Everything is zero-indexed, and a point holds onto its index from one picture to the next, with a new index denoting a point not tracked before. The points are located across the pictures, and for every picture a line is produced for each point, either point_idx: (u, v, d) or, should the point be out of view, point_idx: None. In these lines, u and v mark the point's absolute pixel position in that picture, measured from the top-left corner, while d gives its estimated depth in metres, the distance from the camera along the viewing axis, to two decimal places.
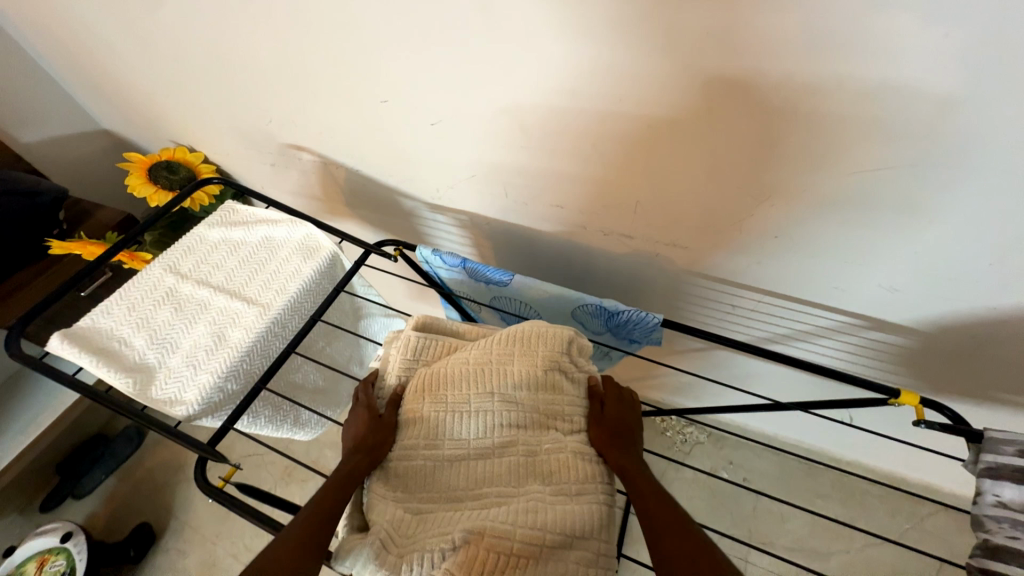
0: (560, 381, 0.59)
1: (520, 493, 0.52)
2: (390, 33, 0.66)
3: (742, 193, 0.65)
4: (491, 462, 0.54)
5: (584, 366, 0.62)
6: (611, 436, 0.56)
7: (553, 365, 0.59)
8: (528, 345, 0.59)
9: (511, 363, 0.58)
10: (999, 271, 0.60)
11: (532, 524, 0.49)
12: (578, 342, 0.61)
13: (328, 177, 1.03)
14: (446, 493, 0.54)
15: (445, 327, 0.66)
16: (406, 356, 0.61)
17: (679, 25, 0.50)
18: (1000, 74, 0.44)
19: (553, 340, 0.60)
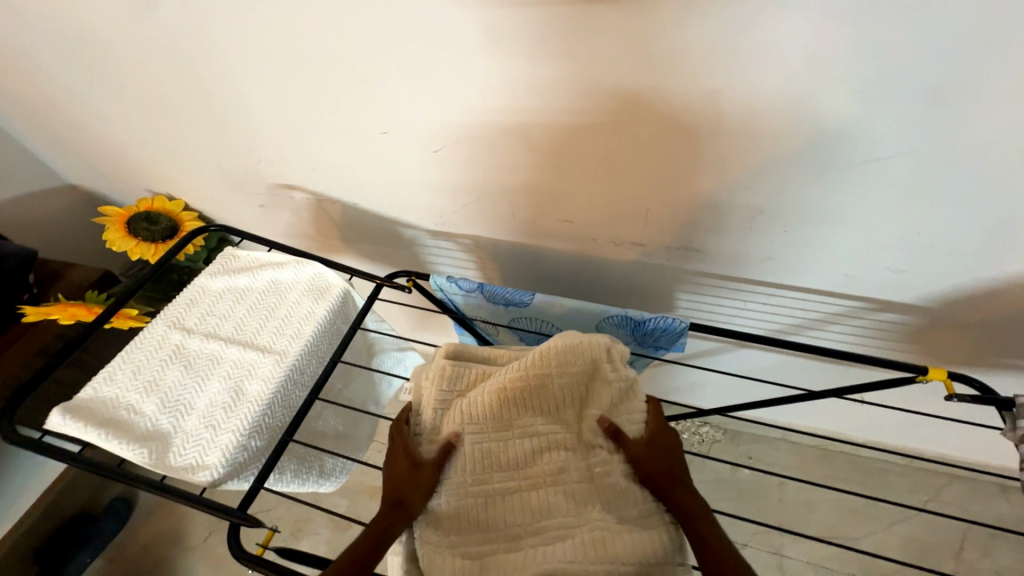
0: (601, 396, 0.57)
1: (583, 522, 0.50)
2: (387, 65, 0.66)
3: (751, 194, 0.67)
4: (545, 493, 0.53)
5: (623, 374, 0.59)
6: (660, 456, 0.54)
7: (590, 380, 0.58)
8: (563, 362, 0.57)
9: (550, 383, 0.57)
10: (999, 243, 0.63)
11: (601, 556, 0.47)
12: (615, 350, 0.59)
13: (322, 213, 1.01)
14: (502, 532, 0.51)
15: (473, 353, 0.64)
16: (440, 388, 0.59)
17: (683, 36, 0.52)
18: (991, 61, 0.47)
19: (588, 354, 0.58)
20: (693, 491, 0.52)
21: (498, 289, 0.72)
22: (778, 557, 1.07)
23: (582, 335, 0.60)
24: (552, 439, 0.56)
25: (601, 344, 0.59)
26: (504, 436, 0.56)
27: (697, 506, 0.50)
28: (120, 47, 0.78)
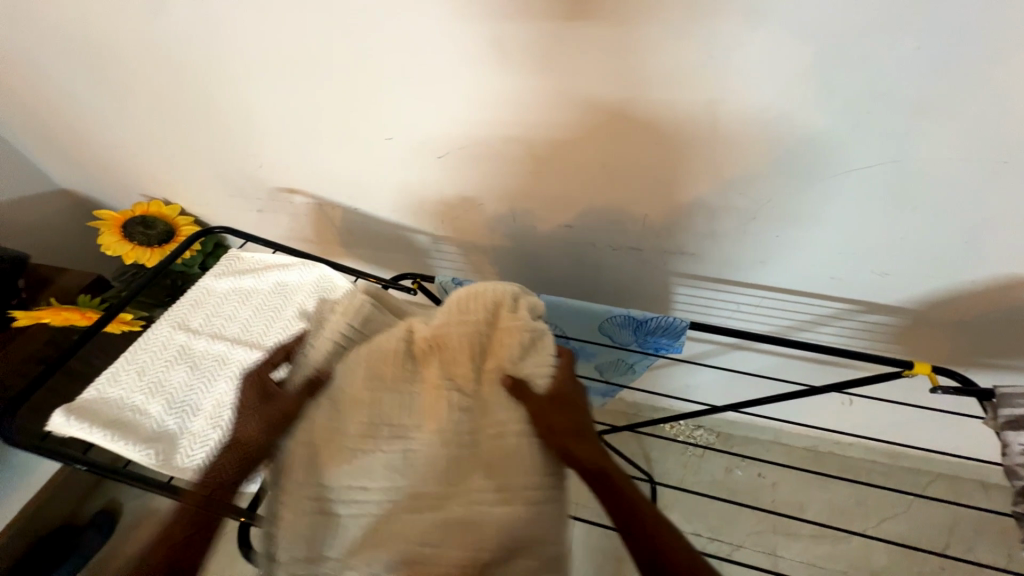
0: (502, 350, 0.53)
1: (462, 489, 0.48)
2: (397, 72, 0.68)
3: (745, 199, 0.70)
4: (428, 450, 0.50)
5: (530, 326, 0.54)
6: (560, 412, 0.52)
7: (490, 334, 0.54)
8: (465, 311, 0.54)
9: (451, 332, 0.53)
10: (975, 247, 0.67)
11: (469, 525, 0.46)
12: (524, 303, 0.55)
13: (322, 218, 1.01)
14: (376, 486, 0.49)
15: (389, 300, 0.63)
16: (340, 328, 0.57)
17: (684, 48, 0.55)
18: (966, 76, 0.51)
19: (490, 305, 0.54)
20: (600, 453, 0.52)
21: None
22: (772, 557, 1.09)
23: (493, 285, 0.56)
24: (451, 393, 0.51)
25: (511, 293, 0.56)
26: (400, 386, 0.52)
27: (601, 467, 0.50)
28: (125, 51, 0.78)
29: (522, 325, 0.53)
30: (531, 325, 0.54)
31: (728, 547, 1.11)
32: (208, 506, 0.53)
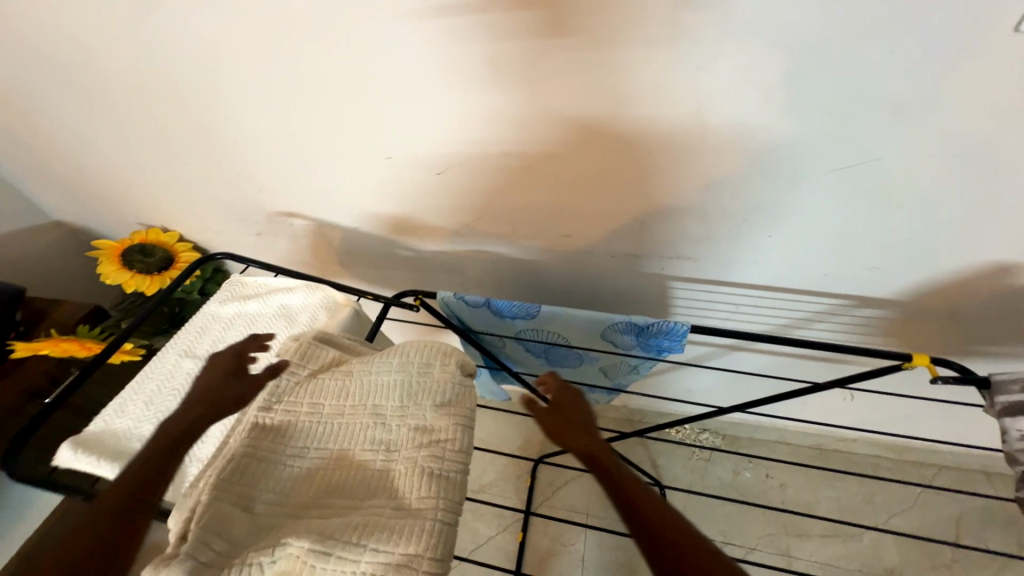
0: (427, 392, 0.57)
1: (361, 507, 0.50)
2: (391, 94, 0.69)
3: (737, 202, 0.72)
4: (343, 470, 0.53)
5: (457, 378, 0.58)
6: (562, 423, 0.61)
7: (420, 378, 0.58)
8: (405, 359, 0.59)
9: (387, 374, 0.58)
10: (962, 240, 0.68)
11: (361, 537, 0.46)
12: (455, 357, 0.60)
13: (321, 239, 1.02)
14: (286, 499, 0.51)
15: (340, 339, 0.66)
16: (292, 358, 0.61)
17: (670, 60, 0.57)
18: (940, 76, 0.53)
19: (431, 355, 0.60)
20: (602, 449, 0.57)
21: (505, 303, 0.74)
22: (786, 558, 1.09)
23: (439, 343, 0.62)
24: (373, 427, 0.55)
25: (446, 350, 0.61)
26: (330, 415, 0.57)
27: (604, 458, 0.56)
28: (122, 85, 0.80)
29: (444, 366, 0.59)
30: (453, 366, 0.59)
31: (741, 550, 1.11)
32: (132, 499, 0.48)
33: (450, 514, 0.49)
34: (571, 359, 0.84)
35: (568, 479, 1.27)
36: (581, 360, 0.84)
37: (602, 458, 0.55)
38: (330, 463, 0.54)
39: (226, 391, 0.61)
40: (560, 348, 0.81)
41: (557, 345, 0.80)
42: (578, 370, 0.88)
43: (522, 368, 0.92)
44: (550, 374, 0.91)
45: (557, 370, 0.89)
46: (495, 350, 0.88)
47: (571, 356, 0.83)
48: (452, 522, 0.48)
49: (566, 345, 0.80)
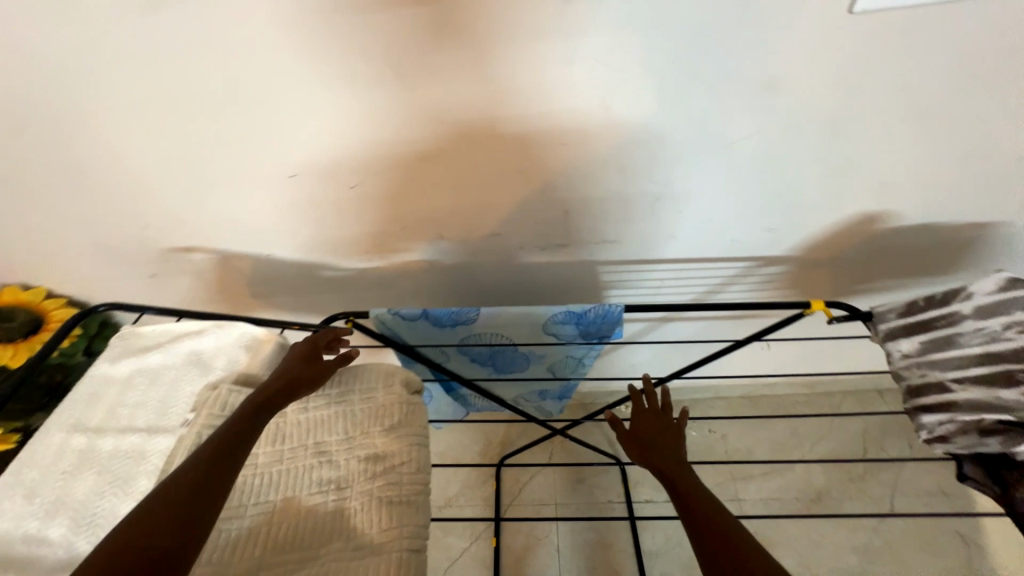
0: (375, 417, 0.54)
1: (319, 555, 0.46)
2: (286, 105, 0.64)
3: (648, 183, 0.76)
4: (292, 519, 0.48)
5: (405, 397, 0.56)
6: (641, 446, 0.64)
7: (366, 403, 0.55)
8: (344, 388, 0.56)
9: (328, 408, 0.55)
10: (835, 196, 0.79)
11: None
12: (398, 375, 0.57)
13: (230, 271, 0.92)
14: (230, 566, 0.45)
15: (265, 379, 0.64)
16: (215, 412, 0.57)
17: (569, 52, 0.59)
18: (799, 54, 0.60)
19: (372, 378, 0.56)
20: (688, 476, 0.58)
21: (443, 312, 0.72)
22: (736, 503, 1.19)
23: (381, 363, 0.59)
24: (318, 466, 0.51)
25: (386, 369, 0.58)
26: (267, 465, 0.52)
27: (689, 480, 0.57)
28: None
29: (388, 388, 0.56)
30: (398, 387, 0.56)
31: None
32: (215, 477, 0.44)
33: (416, 540, 0.47)
34: (517, 358, 0.84)
35: (532, 475, 1.28)
36: (527, 358, 0.84)
37: (672, 468, 0.59)
38: (275, 515, 0.48)
39: (303, 368, 0.55)
40: (504, 350, 0.81)
41: (502, 347, 0.80)
42: (525, 369, 0.88)
43: (470, 376, 0.90)
44: (499, 377, 0.90)
45: (505, 372, 0.89)
46: (440, 363, 0.85)
47: (516, 355, 0.83)
48: (418, 550, 0.46)
49: (510, 345, 0.80)
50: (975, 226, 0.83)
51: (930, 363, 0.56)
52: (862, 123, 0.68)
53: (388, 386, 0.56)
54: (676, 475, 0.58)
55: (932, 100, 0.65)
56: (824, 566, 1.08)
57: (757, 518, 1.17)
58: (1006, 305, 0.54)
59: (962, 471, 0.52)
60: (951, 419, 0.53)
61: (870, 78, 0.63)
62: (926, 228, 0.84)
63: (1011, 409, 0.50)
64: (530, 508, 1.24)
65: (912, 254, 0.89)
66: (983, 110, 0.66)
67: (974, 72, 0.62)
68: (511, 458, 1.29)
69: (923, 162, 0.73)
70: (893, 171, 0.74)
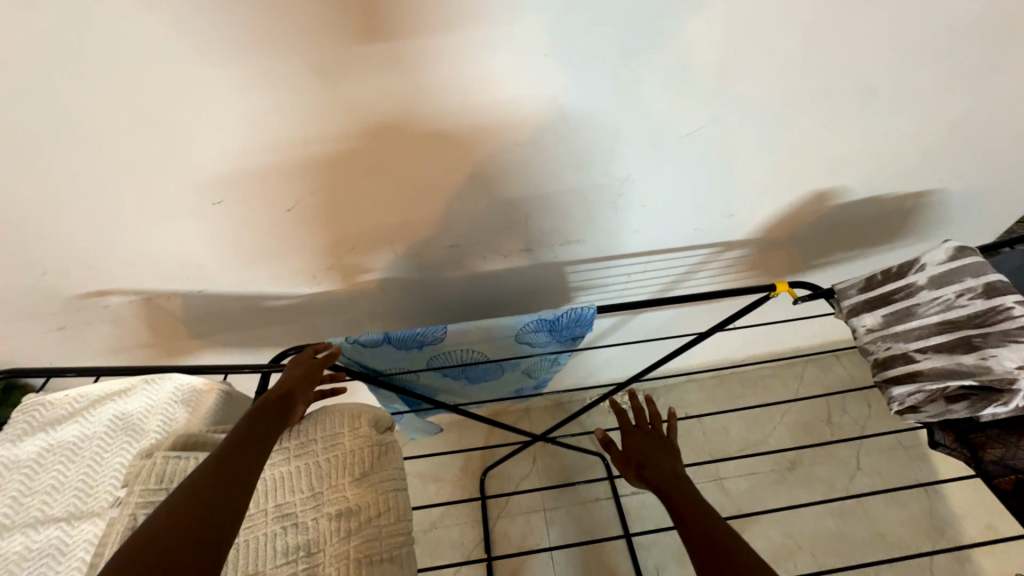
0: (340, 468, 0.48)
1: None
2: (201, 122, 0.57)
3: (606, 179, 0.74)
4: None
5: (373, 439, 0.50)
6: (633, 463, 0.58)
7: (331, 450, 0.49)
8: (303, 438, 0.49)
9: (287, 464, 0.48)
10: (787, 177, 0.80)
11: None
12: (363, 415, 0.51)
13: (158, 312, 0.82)
14: None
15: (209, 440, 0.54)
16: (150, 489, 0.47)
17: (514, 48, 0.55)
18: (744, 40, 0.60)
19: (335, 421, 0.50)
20: (686, 489, 0.51)
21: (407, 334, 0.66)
22: (717, 482, 1.21)
23: (346, 403, 0.53)
24: (280, 535, 0.45)
25: (352, 411, 0.52)
26: None
27: (685, 491, 0.51)
28: None
29: (354, 432, 0.50)
30: (365, 429, 0.50)
31: None
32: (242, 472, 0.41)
33: None
34: (490, 369, 0.80)
35: (517, 483, 1.26)
36: (501, 369, 0.80)
37: (668, 480, 0.53)
38: None
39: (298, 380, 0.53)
40: (476, 364, 0.77)
41: (474, 361, 0.76)
42: (499, 379, 0.85)
43: (443, 392, 0.86)
44: (473, 390, 0.86)
45: (479, 385, 0.85)
46: (409, 383, 0.80)
47: (489, 367, 0.79)
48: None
49: (482, 358, 0.75)
50: (910, 195, 0.88)
51: (893, 336, 0.57)
52: (809, 104, 0.69)
53: (353, 429, 0.50)
54: (671, 488, 0.52)
55: (868, 78, 0.67)
56: (804, 531, 1.12)
57: (738, 494, 1.20)
58: (957, 272, 0.56)
59: (934, 439, 0.54)
60: (920, 390, 0.53)
61: (812, 61, 0.63)
62: (869, 201, 0.87)
63: (974, 374, 0.51)
64: (519, 516, 1.21)
65: (858, 226, 0.93)
66: (912, 87, 0.69)
67: (905, 49, 0.64)
68: (493, 468, 1.26)
69: (864, 139, 0.75)
70: (838, 149, 0.77)
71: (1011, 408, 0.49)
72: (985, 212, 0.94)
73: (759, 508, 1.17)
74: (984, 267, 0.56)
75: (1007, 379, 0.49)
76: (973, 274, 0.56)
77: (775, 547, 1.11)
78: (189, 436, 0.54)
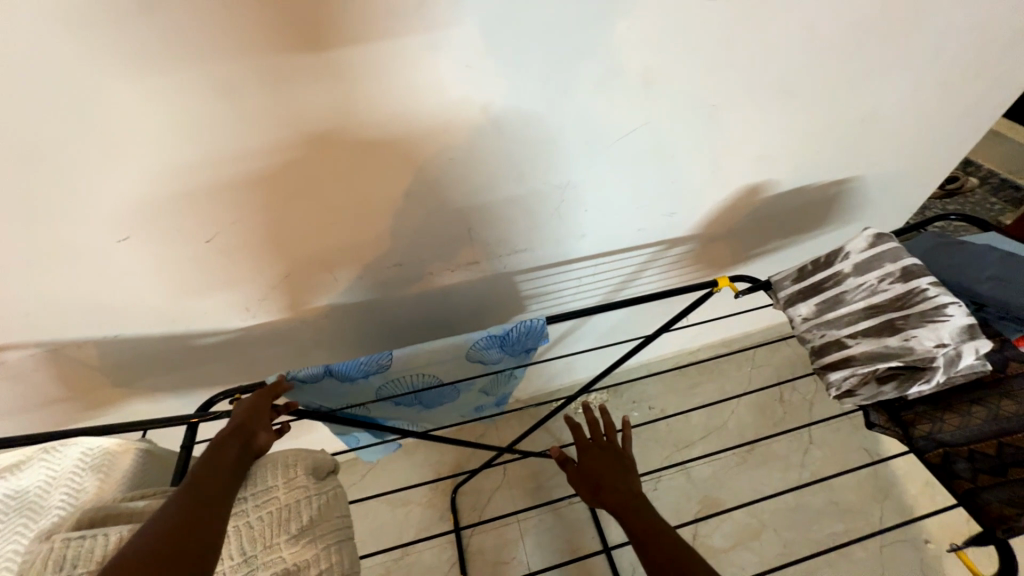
0: (271, 528, 0.43)
1: None
2: (89, 155, 0.51)
3: (546, 186, 0.73)
4: None
5: (306, 490, 0.46)
6: (589, 483, 0.58)
7: (260, 505, 0.44)
8: None
9: None
10: (721, 173, 0.82)
11: None
12: (297, 463, 0.47)
13: (68, 364, 0.74)
14: None
15: (121, 508, 0.48)
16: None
17: (434, 59, 0.53)
18: (666, 45, 0.60)
19: (262, 475, 0.46)
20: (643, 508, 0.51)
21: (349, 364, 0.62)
22: (684, 472, 1.24)
23: (277, 451, 0.49)
24: None
25: (285, 460, 0.47)
26: None
27: (642, 509, 0.51)
28: None
29: (289, 484, 0.45)
30: (302, 478, 0.46)
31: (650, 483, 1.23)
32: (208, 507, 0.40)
33: None
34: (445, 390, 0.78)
35: (489, 496, 1.23)
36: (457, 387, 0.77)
37: (625, 500, 0.53)
38: None
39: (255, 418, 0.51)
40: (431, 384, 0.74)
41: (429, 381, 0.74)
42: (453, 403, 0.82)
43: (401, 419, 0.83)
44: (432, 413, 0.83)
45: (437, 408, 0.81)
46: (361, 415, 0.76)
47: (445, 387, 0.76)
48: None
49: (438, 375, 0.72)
50: (834, 184, 0.93)
51: (826, 323, 0.60)
52: (734, 103, 0.71)
53: (285, 479, 0.46)
54: (626, 508, 0.52)
55: (787, 75, 0.69)
56: (767, 510, 1.16)
57: (704, 481, 1.23)
58: (877, 258, 0.59)
59: (870, 419, 0.55)
60: (854, 373, 0.55)
61: (732, 63, 0.65)
62: (797, 191, 0.91)
63: (899, 355, 0.53)
64: (492, 531, 1.19)
65: (790, 216, 0.97)
66: (826, 82, 0.72)
67: (817, 46, 0.67)
68: (463, 485, 1.22)
69: (787, 133, 0.79)
70: (765, 145, 0.79)
71: (933, 384, 0.52)
72: (899, 194, 1.02)
73: (724, 493, 1.21)
74: (900, 252, 0.58)
75: (928, 358, 0.51)
76: (891, 259, 0.59)
77: (742, 528, 1.15)
78: (95, 509, 0.48)
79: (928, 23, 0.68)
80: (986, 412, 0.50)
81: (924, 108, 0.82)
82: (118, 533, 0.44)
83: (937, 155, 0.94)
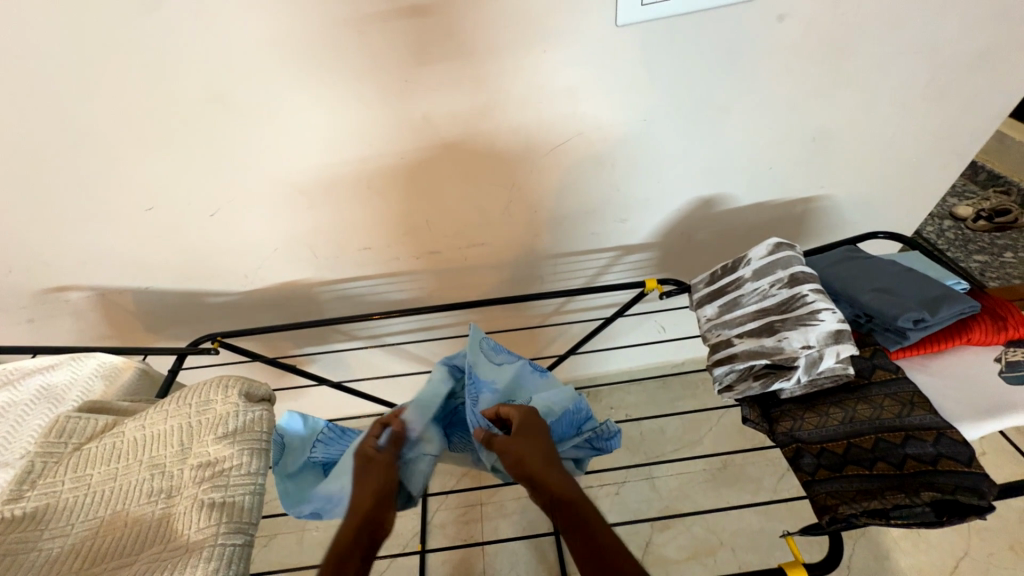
0: (204, 429, 0.60)
1: (145, 552, 0.52)
2: (125, 140, 0.69)
3: (493, 184, 0.82)
4: (123, 524, 0.55)
5: (227, 401, 0.61)
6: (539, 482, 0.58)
7: (204, 407, 0.61)
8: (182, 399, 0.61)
9: (161, 419, 0.60)
10: (666, 186, 0.86)
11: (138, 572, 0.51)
12: (231, 386, 0.63)
13: (112, 307, 0.93)
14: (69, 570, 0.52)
15: (110, 406, 0.65)
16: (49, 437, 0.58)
17: (375, 74, 0.66)
18: (582, 66, 0.68)
19: (206, 390, 0.62)
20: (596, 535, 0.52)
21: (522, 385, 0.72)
22: (648, 479, 1.25)
23: (216, 379, 0.64)
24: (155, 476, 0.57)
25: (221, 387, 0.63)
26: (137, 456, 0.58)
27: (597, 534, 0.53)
28: None
29: (224, 399, 0.61)
30: (234, 396, 0.62)
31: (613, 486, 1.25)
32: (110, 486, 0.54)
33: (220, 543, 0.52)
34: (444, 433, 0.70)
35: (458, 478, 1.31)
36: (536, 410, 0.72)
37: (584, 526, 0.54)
38: (98, 531, 0.54)
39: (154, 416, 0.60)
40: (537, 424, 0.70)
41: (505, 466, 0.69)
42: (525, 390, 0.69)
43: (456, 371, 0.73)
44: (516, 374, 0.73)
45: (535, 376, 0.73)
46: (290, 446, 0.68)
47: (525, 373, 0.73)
48: (245, 541, 0.54)
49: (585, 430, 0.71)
50: (798, 202, 0.93)
51: (724, 324, 0.63)
52: (664, 117, 0.76)
53: (223, 396, 0.62)
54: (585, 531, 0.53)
55: (712, 95, 0.74)
56: (726, 528, 1.15)
57: (668, 492, 1.23)
58: (772, 264, 0.63)
59: (745, 415, 0.61)
60: (733, 369, 0.59)
61: (655, 78, 0.71)
62: (757, 206, 0.93)
63: (769, 354, 0.57)
64: (457, 509, 1.27)
65: (757, 231, 0.97)
66: (761, 101, 0.76)
67: (741, 68, 0.71)
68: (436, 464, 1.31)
69: (731, 150, 0.82)
70: (709, 159, 0.83)
71: (794, 381, 0.56)
72: (885, 217, 0.98)
73: (688, 505, 1.20)
74: (795, 259, 0.62)
75: (792, 358, 0.56)
76: (784, 266, 0.62)
77: (698, 542, 1.15)
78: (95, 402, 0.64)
79: (855, 46, 0.71)
80: (843, 414, 0.55)
81: (884, 129, 0.82)
82: (102, 420, 0.61)
83: (921, 179, 0.90)
